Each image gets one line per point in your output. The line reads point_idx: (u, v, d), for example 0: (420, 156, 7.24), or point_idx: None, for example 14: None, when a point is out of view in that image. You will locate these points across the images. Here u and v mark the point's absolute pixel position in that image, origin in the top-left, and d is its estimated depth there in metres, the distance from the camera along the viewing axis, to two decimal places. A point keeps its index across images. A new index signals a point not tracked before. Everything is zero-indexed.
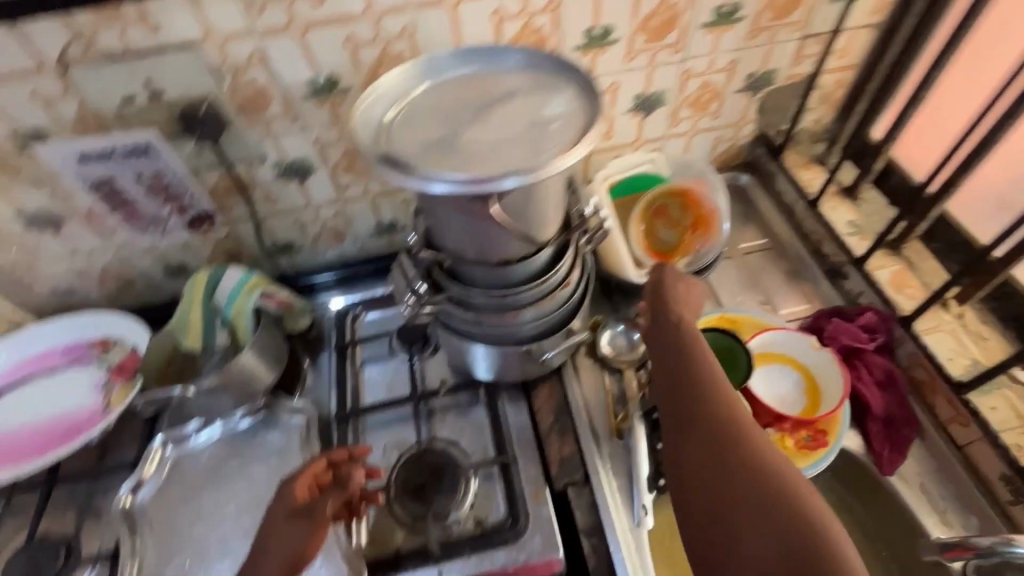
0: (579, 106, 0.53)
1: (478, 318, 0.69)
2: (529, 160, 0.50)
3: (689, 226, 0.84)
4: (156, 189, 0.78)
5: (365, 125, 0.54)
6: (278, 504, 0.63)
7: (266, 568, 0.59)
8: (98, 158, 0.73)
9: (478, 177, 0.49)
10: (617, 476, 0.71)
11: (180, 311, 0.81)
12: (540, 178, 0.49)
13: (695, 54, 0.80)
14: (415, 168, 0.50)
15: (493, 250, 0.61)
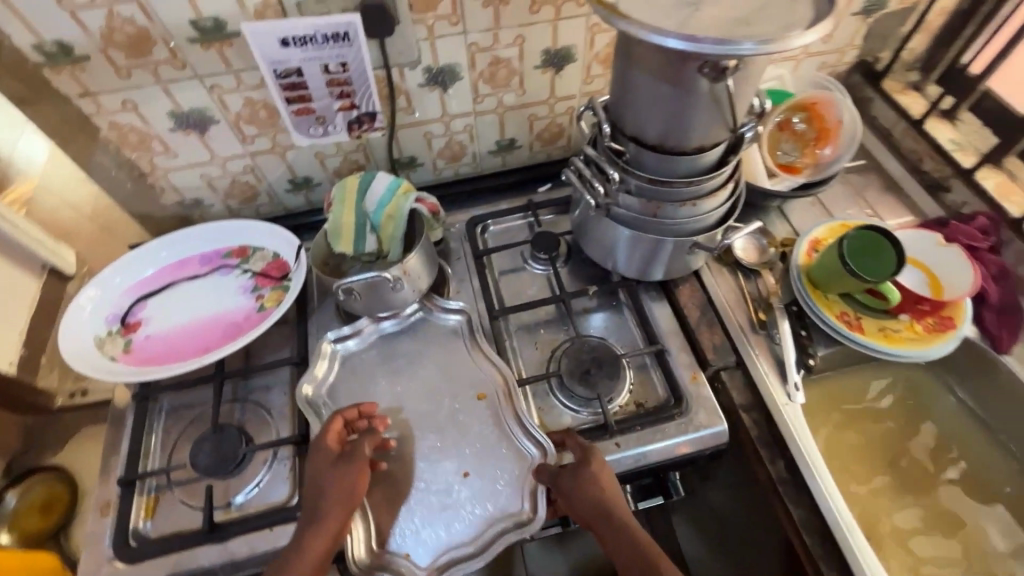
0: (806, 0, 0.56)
1: (654, 210, 0.73)
2: (773, 33, 0.53)
3: (812, 139, 0.89)
4: (332, 84, 0.79)
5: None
6: (314, 454, 0.68)
7: (325, 507, 0.64)
8: (297, 45, 0.72)
9: (716, 39, 0.52)
10: (767, 360, 0.77)
11: (333, 215, 0.82)
12: (777, 46, 0.51)
13: None
14: (663, 28, 0.53)
15: (687, 132, 0.64)
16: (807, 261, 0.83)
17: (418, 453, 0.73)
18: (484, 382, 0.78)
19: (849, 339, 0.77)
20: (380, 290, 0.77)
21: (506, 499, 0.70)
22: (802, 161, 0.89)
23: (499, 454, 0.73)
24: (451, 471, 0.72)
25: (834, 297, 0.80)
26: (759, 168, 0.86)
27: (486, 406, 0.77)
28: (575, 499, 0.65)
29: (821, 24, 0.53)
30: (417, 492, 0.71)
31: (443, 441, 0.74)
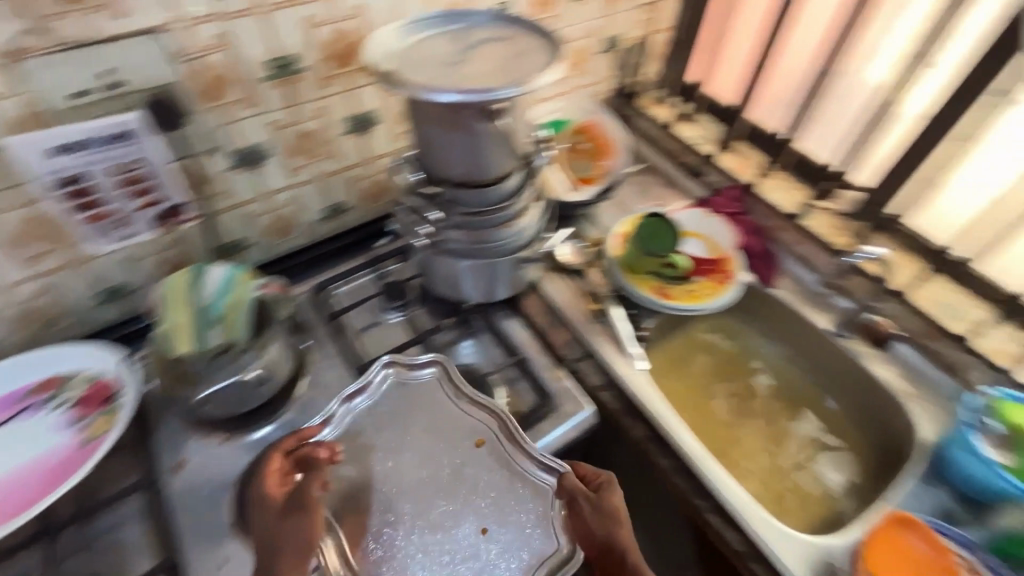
0: (543, 46, 0.70)
1: (479, 238, 0.82)
2: (523, 78, 0.65)
3: (596, 154, 1.06)
4: (127, 183, 0.75)
5: (374, 65, 0.65)
6: (256, 503, 0.66)
7: (279, 568, 0.61)
8: (76, 150, 0.69)
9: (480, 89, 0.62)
10: (609, 342, 0.89)
11: (166, 316, 0.73)
12: (528, 87, 0.63)
13: (569, 22, 1.04)
14: (436, 86, 0.62)
15: (486, 166, 0.74)
16: (619, 252, 0.97)
17: (434, 518, 0.69)
18: (478, 427, 0.76)
19: (668, 307, 0.91)
20: (246, 393, 0.78)
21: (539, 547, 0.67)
22: (595, 172, 1.05)
23: (515, 501, 0.70)
24: (473, 531, 0.68)
25: (647, 275, 0.95)
26: (559, 185, 1.01)
27: (489, 454, 0.74)
28: (588, 530, 0.67)
29: (555, 66, 0.66)
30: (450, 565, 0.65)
31: (458, 503, 0.70)
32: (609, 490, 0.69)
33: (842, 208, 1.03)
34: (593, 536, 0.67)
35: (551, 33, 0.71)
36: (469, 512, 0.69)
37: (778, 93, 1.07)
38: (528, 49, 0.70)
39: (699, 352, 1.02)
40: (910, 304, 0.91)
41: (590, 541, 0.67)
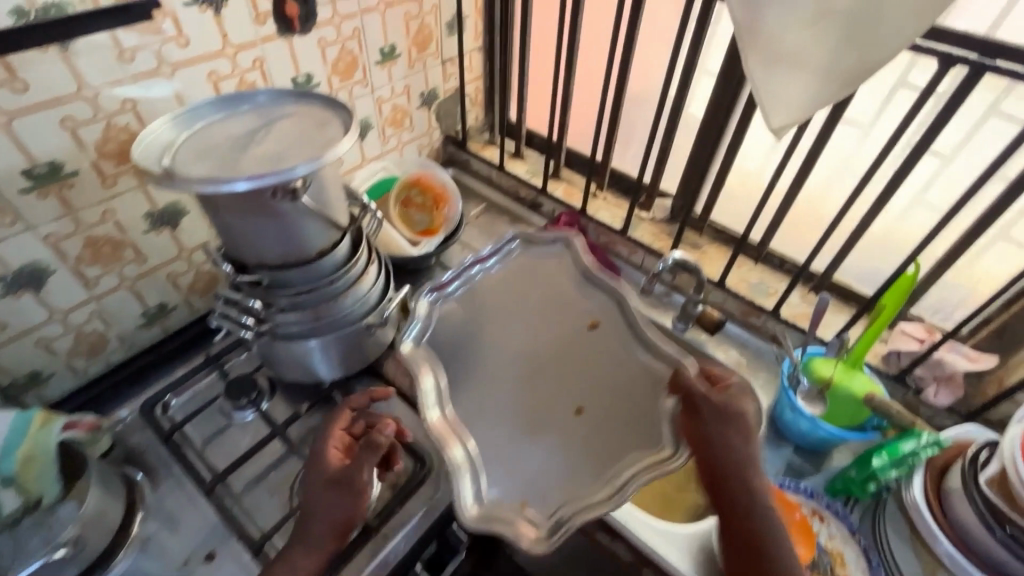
0: (332, 116, 0.71)
1: (314, 315, 0.78)
2: (316, 153, 0.65)
3: (432, 205, 1.07)
4: None
5: (148, 168, 0.61)
6: (326, 463, 0.70)
7: (314, 526, 0.67)
8: None
9: (274, 172, 0.61)
10: None
11: None
12: (324, 161, 0.63)
13: (379, 84, 1.06)
14: (222, 178, 0.60)
15: (303, 244, 0.72)
16: None
17: (521, 387, 0.71)
18: (592, 309, 0.77)
19: None
20: (55, 565, 0.66)
21: (631, 443, 0.65)
22: (432, 222, 1.06)
23: (622, 379, 0.70)
24: (563, 408, 0.69)
25: None
26: (402, 241, 1.01)
27: (607, 334, 0.74)
28: (717, 438, 0.65)
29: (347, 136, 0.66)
30: (535, 429, 0.68)
31: (557, 384, 0.71)
32: (742, 400, 0.68)
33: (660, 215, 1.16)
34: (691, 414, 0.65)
35: (339, 104, 0.72)
36: (563, 394, 0.70)
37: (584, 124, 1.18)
38: (318, 123, 0.70)
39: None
40: (729, 289, 1.03)
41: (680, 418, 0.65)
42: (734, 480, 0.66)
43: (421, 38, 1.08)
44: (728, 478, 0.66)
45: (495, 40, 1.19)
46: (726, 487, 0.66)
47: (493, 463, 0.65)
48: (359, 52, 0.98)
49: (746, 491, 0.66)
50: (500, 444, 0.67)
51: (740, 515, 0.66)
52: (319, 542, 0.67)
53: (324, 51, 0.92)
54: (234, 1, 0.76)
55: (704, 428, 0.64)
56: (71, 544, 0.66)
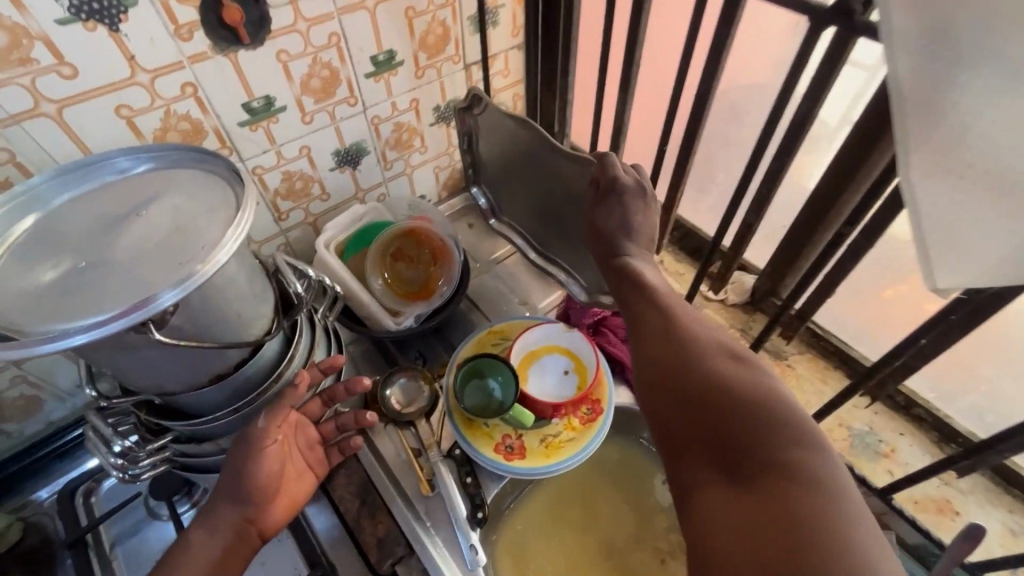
0: (231, 192, 0.49)
1: (220, 446, 0.60)
2: (187, 263, 0.44)
3: (427, 261, 0.84)
4: None
5: None
6: (248, 427, 0.58)
7: (235, 488, 0.56)
8: None
9: (122, 305, 0.41)
10: (441, 530, 0.70)
11: None
12: (198, 281, 0.43)
13: (372, 102, 0.82)
14: (45, 321, 0.41)
15: (195, 369, 0.53)
16: (457, 388, 0.77)
17: (549, 214, 0.79)
18: (511, 146, 0.79)
19: (510, 471, 0.72)
20: None
21: (574, 175, 0.70)
22: (426, 283, 0.84)
23: (569, 186, 0.72)
24: (543, 212, 0.80)
25: (491, 425, 0.75)
26: (377, 311, 0.79)
27: (546, 152, 0.73)
28: (601, 228, 0.64)
29: (224, 244, 0.44)
30: (559, 214, 0.77)
31: (531, 195, 0.81)
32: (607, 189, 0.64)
33: (737, 298, 0.87)
34: (599, 233, 0.64)
35: (239, 179, 0.50)
36: (542, 190, 0.78)
37: (642, 154, 0.92)
38: (198, 209, 0.48)
39: (590, 496, 0.79)
40: None
41: (597, 242, 0.64)
42: (637, 298, 0.56)
43: (433, 39, 0.82)
44: (632, 316, 0.55)
45: (539, 37, 0.89)
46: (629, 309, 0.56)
47: (574, 239, 0.77)
48: (339, 65, 0.74)
49: (643, 284, 0.57)
50: (548, 232, 0.82)
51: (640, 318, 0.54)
52: (237, 500, 0.56)
53: (286, 68, 0.70)
54: (136, 11, 0.56)
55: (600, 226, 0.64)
56: None
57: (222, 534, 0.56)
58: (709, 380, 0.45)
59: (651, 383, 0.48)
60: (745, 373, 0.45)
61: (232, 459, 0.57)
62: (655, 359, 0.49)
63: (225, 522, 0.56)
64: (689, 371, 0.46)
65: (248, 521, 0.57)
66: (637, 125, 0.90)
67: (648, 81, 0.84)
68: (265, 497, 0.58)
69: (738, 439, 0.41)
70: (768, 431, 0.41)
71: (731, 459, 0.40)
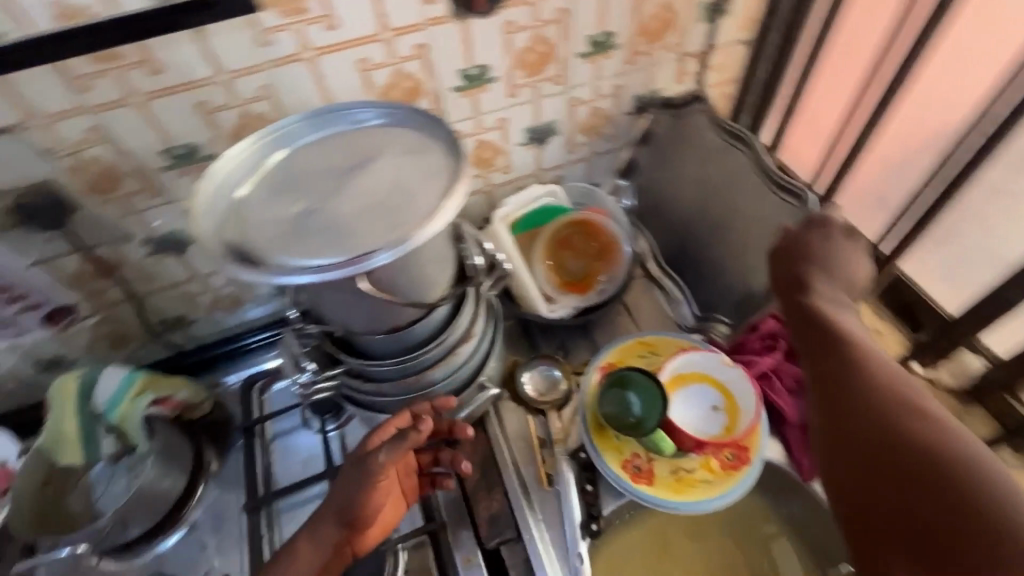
0: (445, 161, 0.50)
1: (380, 389, 0.66)
2: (403, 227, 0.46)
3: (592, 255, 0.82)
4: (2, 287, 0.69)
5: (216, 209, 0.50)
6: (370, 455, 0.61)
7: (342, 509, 0.61)
8: None
9: (346, 256, 0.45)
10: (550, 528, 0.69)
11: (50, 423, 0.71)
12: (411, 247, 0.45)
13: (578, 82, 0.80)
14: (283, 258, 0.45)
15: (380, 318, 0.58)
16: (595, 392, 0.75)
17: (712, 234, 0.84)
18: (707, 158, 0.85)
19: (634, 494, 0.69)
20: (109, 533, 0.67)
21: (763, 207, 0.78)
22: (586, 278, 0.82)
23: (749, 212, 0.79)
24: (690, 231, 0.87)
25: (622, 440, 0.72)
26: (534, 296, 0.79)
27: (746, 173, 0.81)
28: (799, 270, 0.59)
29: (441, 213, 0.46)
30: (717, 236, 0.83)
31: (693, 207, 0.87)
32: (822, 235, 0.60)
33: None
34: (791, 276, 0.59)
35: (455, 150, 0.50)
36: (708, 208, 0.85)
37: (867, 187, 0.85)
38: (414, 174, 0.50)
39: (676, 550, 0.71)
40: None
41: (785, 282, 0.59)
42: (822, 343, 0.52)
43: (656, 25, 0.77)
44: (817, 362, 0.52)
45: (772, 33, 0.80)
46: (816, 348, 0.52)
47: (712, 265, 0.85)
48: (558, 41, 0.73)
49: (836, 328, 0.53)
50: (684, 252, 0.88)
51: (829, 366, 0.50)
52: (337, 519, 0.61)
53: (509, 39, 0.70)
54: None
55: (797, 273, 0.58)
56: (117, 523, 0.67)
57: (325, 548, 0.61)
58: (910, 446, 0.42)
59: (837, 442, 0.47)
60: (943, 448, 0.42)
61: (341, 488, 0.62)
62: (844, 415, 0.47)
63: (328, 538, 0.61)
64: (888, 440, 0.44)
65: (346, 540, 0.62)
66: (883, 144, 0.80)
67: (924, 95, 0.73)
68: (363, 524, 0.62)
69: (926, 525, 0.40)
70: (980, 516, 0.38)
71: (927, 554, 0.39)
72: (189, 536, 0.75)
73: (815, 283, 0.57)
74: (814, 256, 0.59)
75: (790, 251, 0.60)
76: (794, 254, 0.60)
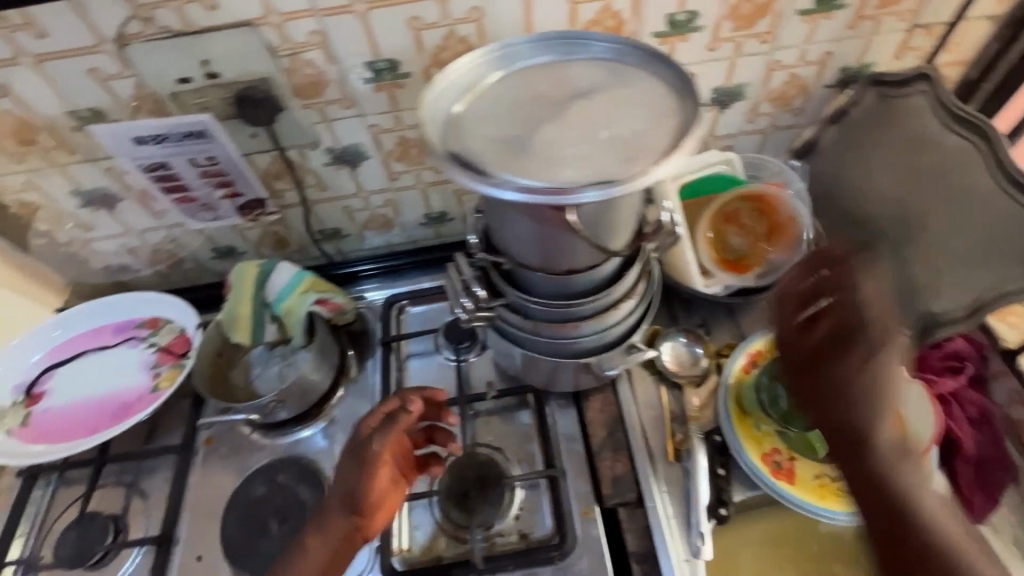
0: (674, 107, 0.47)
1: (535, 327, 0.65)
2: (621, 168, 0.44)
3: (760, 234, 0.77)
4: (209, 174, 0.76)
5: (436, 114, 0.50)
6: (363, 442, 0.62)
7: (340, 504, 0.61)
8: (155, 141, 0.70)
9: (556, 185, 0.43)
10: (674, 503, 0.67)
11: (228, 306, 0.78)
12: (625, 189, 0.42)
13: (786, 44, 0.72)
14: (495, 171, 0.45)
15: (560, 256, 0.57)
16: (739, 378, 0.72)
17: (909, 230, 0.76)
18: (922, 145, 0.77)
19: (772, 489, 0.65)
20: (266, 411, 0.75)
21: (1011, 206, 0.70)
22: (749, 257, 0.77)
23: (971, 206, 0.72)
24: (882, 228, 0.79)
25: (766, 432, 0.68)
26: (692, 267, 0.75)
27: (971, 166, 0.74)
28: (790, 323, 0.56)
29: (669, 159, 0.43)
30: (927, 232, 0.75)
31: (890, 200, 0.79)
32: (845, 278, 0.53)
33: None
34: (839, 322, 0.53)
35: (690, 95, 0.47)
36: (922, 200, 0.76)
37: None
38: (639, 112, 0.47)
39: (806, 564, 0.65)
40: None
41: (792, 309, 0.57)
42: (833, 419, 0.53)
43: None
44: (835, 428, 0.54)
45: None
46: (835, 425, 0.53)
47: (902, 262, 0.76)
48: None
49: (824, 380, 0.53)
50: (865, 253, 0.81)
51: (850, 444, 0.53)
52: (335, 512, 0.61)
53: None
54: None
55: (802, 316, 0.56)
56: (273, 406, 0.74)
57: (331, 542, 0.60)
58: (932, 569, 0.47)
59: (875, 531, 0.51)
60: (921, 518, 0.50)
61: (342, 482, 0.62)
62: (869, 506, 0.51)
63: (337, 529, 0.60)
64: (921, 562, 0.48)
65: (357, 527, 0.61)
66: None
67: None
68: (370, 507, 0.61)
69: None
70: None
71: None
72: (325, 430, 0.80)
73: (834, 327, 0.53)
74: (832, 299, 0.54)
75: (807, 282, 0.56)
76: (811, 289, 0.55)
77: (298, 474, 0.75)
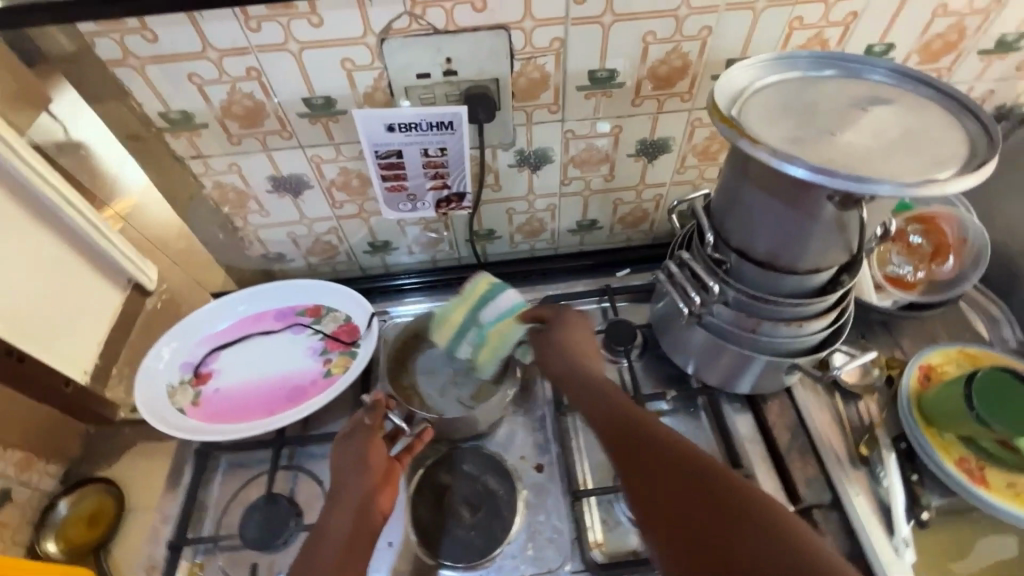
0: (959, 138, 0.51)
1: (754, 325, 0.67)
2: (919, 178, 0.47)
3: (927, 253, 0.82)
4: (428, 166, 0.79)
5: (723, 100, 0.56)
6: (354, 433, 0.68)
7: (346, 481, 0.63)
8: (398, 132, 0.73)
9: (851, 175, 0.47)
10: (870, 505, 0.68)
11: (446, 304, 0.79)
12: (921, 192, 0.45)
13: (960, 80, 0.78)
14: (792, 154, 0.49)
15: (799, 255, 0.59)
16: (918, 389, 0.74)
17: None
18: None
19: (971, 495, 0.67)
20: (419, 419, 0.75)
21: None
22: (916, 277, 0.82)
23: None
24: None
25: (953, 440, 0.71)
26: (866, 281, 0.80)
27: None
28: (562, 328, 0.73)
29: (969, 177, 0.46)
30: None
31: None
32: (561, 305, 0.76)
33: None
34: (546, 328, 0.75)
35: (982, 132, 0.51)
36: None
37: None
38: (924, 135, 0.52)
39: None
40: None
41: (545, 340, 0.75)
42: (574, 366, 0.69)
43: None
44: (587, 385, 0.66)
45: None
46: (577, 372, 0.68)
47: None
48: (972, 33, 0.72)
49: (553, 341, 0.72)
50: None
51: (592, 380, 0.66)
52: (342, 498, 0.62)
53: (931, 22, 0.70)
54: None
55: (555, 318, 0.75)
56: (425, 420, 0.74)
57: (346, 516, 0.60)
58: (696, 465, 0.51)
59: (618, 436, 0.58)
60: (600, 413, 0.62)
61: (339, 470, 0.65)
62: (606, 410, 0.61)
63: (352, 490, 0.62)
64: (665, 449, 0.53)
65: (366, 498, 0.62)
66: None
67: None
68: (374, 481, 0.63)
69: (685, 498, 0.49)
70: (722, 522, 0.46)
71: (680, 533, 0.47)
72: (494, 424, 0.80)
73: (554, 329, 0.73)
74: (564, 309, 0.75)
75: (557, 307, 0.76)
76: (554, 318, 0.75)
77: (484, 464, 0.75)
